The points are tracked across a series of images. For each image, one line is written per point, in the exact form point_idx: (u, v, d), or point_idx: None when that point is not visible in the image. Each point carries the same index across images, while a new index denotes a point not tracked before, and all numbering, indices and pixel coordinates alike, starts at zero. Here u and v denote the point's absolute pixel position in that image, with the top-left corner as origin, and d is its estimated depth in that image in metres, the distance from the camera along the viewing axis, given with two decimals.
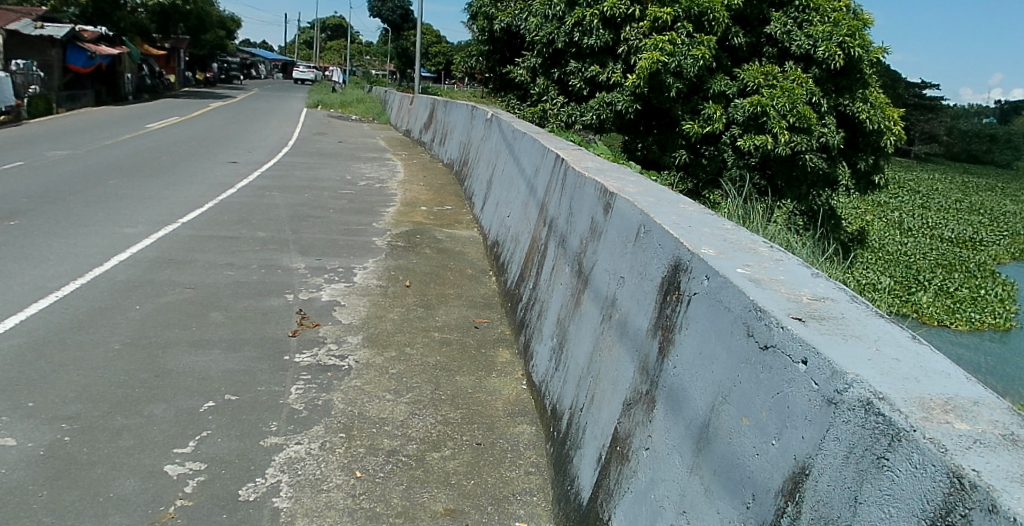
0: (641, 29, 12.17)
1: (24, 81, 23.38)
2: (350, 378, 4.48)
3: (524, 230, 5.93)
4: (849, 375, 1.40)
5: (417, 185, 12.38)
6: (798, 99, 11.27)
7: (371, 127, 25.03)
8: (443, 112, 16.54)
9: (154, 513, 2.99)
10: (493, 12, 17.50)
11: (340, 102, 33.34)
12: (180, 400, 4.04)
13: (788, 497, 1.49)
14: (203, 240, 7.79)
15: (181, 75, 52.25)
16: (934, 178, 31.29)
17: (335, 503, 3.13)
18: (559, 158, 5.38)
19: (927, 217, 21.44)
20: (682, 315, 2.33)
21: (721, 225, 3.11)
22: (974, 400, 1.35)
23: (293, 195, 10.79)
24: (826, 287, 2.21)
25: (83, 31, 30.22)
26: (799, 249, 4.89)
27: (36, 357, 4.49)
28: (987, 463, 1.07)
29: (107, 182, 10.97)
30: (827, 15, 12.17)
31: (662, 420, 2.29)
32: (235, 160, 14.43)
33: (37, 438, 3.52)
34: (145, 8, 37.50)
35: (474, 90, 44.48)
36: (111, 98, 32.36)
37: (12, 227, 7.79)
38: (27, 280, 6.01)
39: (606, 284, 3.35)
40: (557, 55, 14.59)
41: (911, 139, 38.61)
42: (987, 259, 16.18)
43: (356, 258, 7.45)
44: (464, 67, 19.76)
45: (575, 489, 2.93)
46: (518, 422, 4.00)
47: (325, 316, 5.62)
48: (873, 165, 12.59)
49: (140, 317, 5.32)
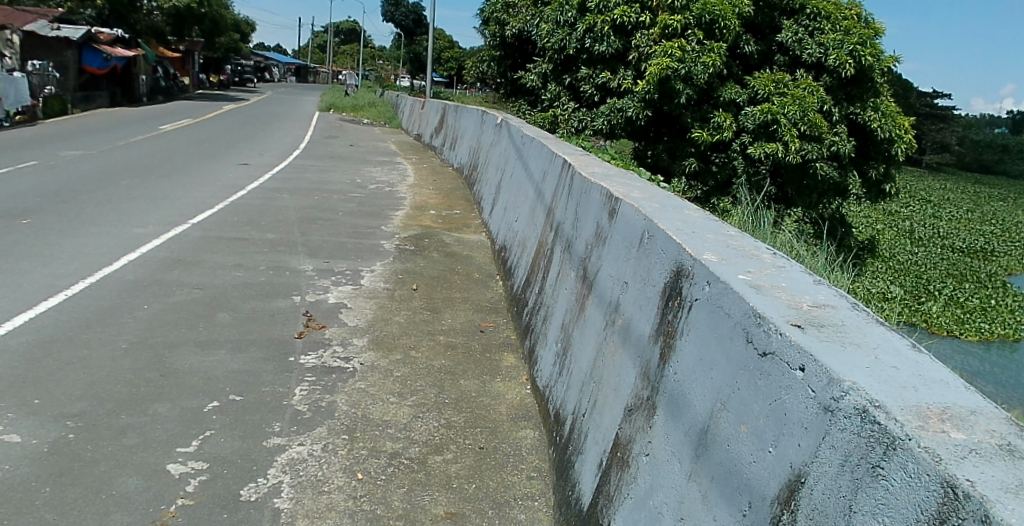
0: (652, 36, 12.20)
1: (40, 81, 23.73)
2: (355, 379, 4.50)
3: (531, 236, 5.92)
4: (846, 383, 1.39)
5: (427, 189, 12.44)
6: (810, 106, 11.22)
7: (383, 131, 25.18)
8: (454, 116, 16.65)
9: (154, 512, 2.99)
10: (504, 18, 17.71)
11: (351, 106, 33.50)
12: (185, 400, 4.05)
13: (784, 505, 1.48)
14: (212, 241, 7.83)
15: (196, 79, 52.95)
16: (945, 188, 31.39)
17: (336, 504, 3.14)
18: (566, 165, 5.40)
19: (939, 227, 21.31)
20: (682, 322, 2.33)
21: (725, 232, 3.10)
22: (972, 409, 1.34)
23: (303, 198, 10.82)
24: (828, 295, 2.19)
25: (100, 33, 30.70)
26: (808, 257, 4.88)
27: (44, 356, 4.51)
28: (983, 473, 1.06)
29: (120, 182, 11.07)
30: (839, 25, 12.20)
31: (662, 426, 2.28)
32: (246, 161, 14.54)
33: (41, 435, 3.54)
34: (161, 11, 38.08)
35: (485, 96, 44.60)
36: (124, 99, 32.52)
37: (26, 226, 7.86)
38: (36, 279, 6.03)
39: (610, 289, 3.37)
40: (568, 62, 14.72)
41: (924, 148, 38.74)
42: (997, 270, 16.12)
43: (364, 261, 7.47)
44: (476, 72, 19.95)
45: (575, 494, 2.93)
46: (522, 426, 4.00)
47: (331, 318, 5.64)
48: (884, 174, 12.55)
49: (148, 317, 5.35)
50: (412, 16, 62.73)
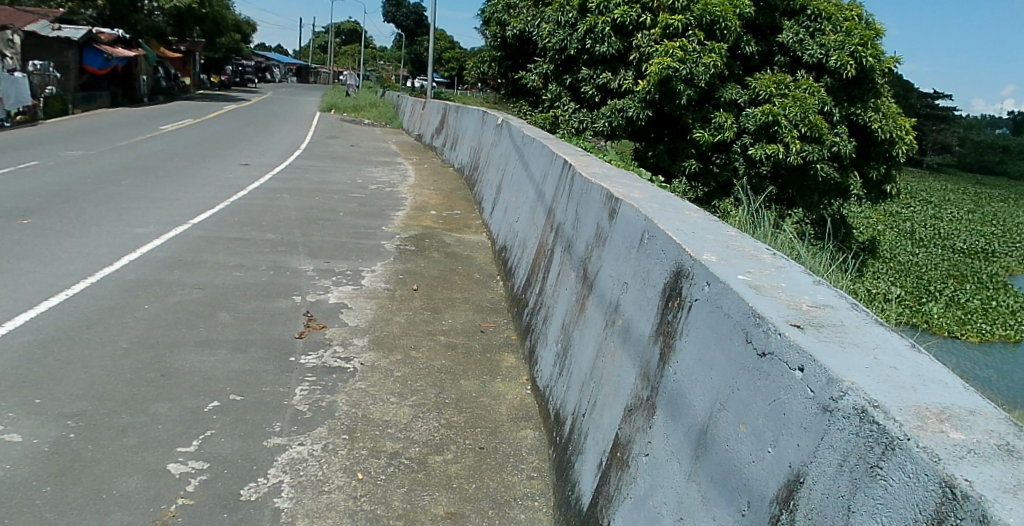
0: (653, 36, 12.20)
1: (41, 81, 23.73)
2: (355, 379, 4.50)
3: (532, 237, 5.92)
4: (845, 383, 1.39)
5: (427, 189, 12.44)
6: (810, 108, 11.25)
7: (384, 131, 25.19)
8: (455, 116, 16.62)
9: (155, 512, 3.00)
10: (505, 18, 17.73)
11: (351, 106, 33.52)
12: (186, 400, 4.05)
13: (783, 505, 1.49)
14: (213, 242, 7.83)
15: (197, 79, 52.97)
16: (946, 189, 31.39)
17: (336, 504, 3.14)
18: (567, 166, 5.39)
19: (939, 228, 21.29)
20: (682, 322, 2.33)
21: (725, 232, 3.10)
22: (971, 409, 1.34)
23: (303, 198, 10.83)
24: (827, 295, 2.20)
25: (101, 33, 30.71)
26: (808, 258, 4.88)
27: (44, 356, 4.51)
28: (980, 473, 1.06)
29: (120, 182, 11.06)
30: (839, 25, 12.21)
31: (662, 426, 2.28)
32: (247, 161, 14.54)
33: (42, 435, 3.55)
34: (162, 12, 38.11)
35: (484, 96, 44.63)
36: (125, 99, 32.55)
37: (26, 226, 7.86)
38: (37, 280, 6.03)
39: (609, 290, 3.37)
40: (569, 62, 14.74)
41: (924, 149, 38.74)
42: (998, 270, 16.12)
43: (365, 261, 7.48)
44: (476, 73, 19.98)
45: (575, 495, 2.93)
46: (522, 426, 4.00)
47: (331, 318, 5.64)
48: (884, 175, 12.54)
49: (149, 317, 5.35)
50: (413, 16, 62.82)
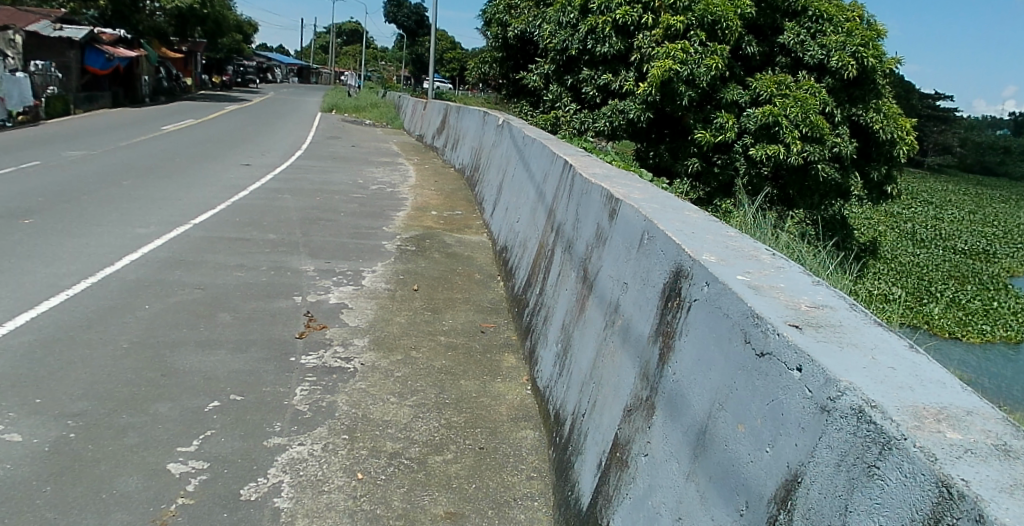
0: (654, 37, 12.21)
1: (43, 81, 23.74)
2: (356, 379, 4.51)
3: (532, 238, 5.92)
4: (842, 383, 1.40)
5: (428, 189, 12.43)
6: (811, 109, 11.28)
7: (385, 131, 25.23)
8: (455, 118, 16.64)
9: (154, 512, 3.00)
10: (506, 19, 17.73)
11: (352, 107, 33.56)
12: (186, 400, 4.05)
13: (781, 505, 1.49)
14: (213, 242, 7.83)
15: (198, 79, 52.98)
16: (947, 190, 31.40)
17: (336, 504, 3.14)
18: (567, 166, 5.39)
19: (941, 228, 21.30)
20: (682, 322, 2.33)
21: (725, 232, 3.10)
22: (968, 409, 1.35)
23: (304, 198, 10.83)
24: (826, 295, 2.20)
25: (103, 33, 30.74)
26: (808, 258, 4.88)
27: (44, 356, 4.51)
28: (976, 472, 1.07)
29: (121, 182, 11.06)
30: (840, 26, 12.22)
31: (661, 427, 2.28)
32: (248, 162, 14.56)
33: (42, 434, 3.55)
34: (164, 12, 38.14)
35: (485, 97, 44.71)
36: (126, 99, 32.60)
37: (27, 226, 7.86)
38: (38, 280, 6.03)
39: (609, 290, 3.37)
40: (570, 63, 14.74)
41: (925, 150, 38.76)
42: (998, 271, 16.11)
43: (366, 261, 7.48)
44: (477, 73, 19.98)
45: (575, 495, 2.92)
46: (522, 427, 4.00)
47: (332, 318, 5.64)
48: (885, 176, 12.52)
49: (149, 317, 5.35)
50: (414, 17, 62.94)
